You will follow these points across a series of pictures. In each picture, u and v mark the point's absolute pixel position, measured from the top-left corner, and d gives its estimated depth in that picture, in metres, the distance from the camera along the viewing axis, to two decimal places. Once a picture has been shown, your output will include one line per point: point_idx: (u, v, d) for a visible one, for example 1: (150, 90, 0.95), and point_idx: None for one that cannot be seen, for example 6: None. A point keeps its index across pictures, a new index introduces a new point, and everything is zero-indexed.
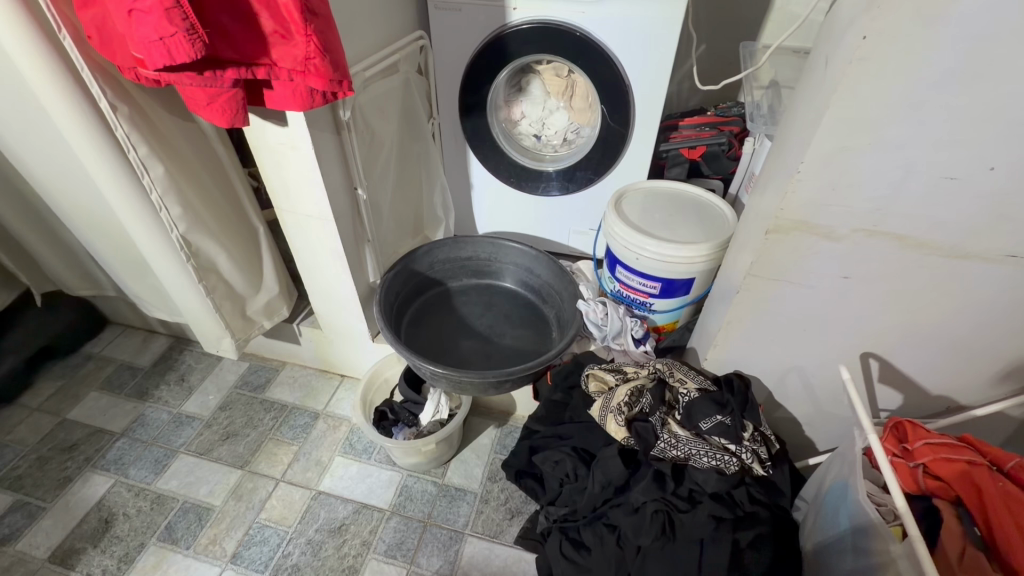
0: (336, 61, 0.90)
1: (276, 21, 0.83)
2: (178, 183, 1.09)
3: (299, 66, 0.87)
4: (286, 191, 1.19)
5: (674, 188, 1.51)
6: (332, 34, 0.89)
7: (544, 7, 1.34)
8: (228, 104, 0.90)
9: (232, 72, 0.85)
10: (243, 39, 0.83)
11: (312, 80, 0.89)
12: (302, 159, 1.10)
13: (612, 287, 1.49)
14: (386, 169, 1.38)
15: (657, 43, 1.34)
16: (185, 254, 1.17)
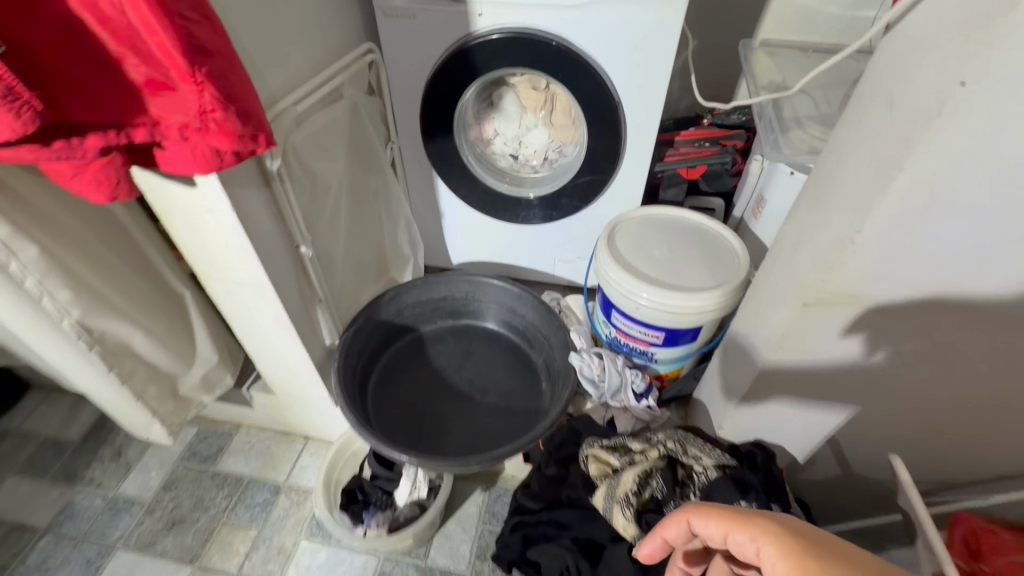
0: (246, 111, 0.68)
1: (152, 66, 0.60)
2: (61, 262, 0.86)
3: (193, 122, 0.65)
4: (209, 257, 0.96)
5: (674, 215, 1.31)
6: (236, 76, 0.67)
7: (514, 12, 1.11)
8: (103, 174, 0.68)
9: (97, 137, 0.62)
10: (107, 92, 0.61)
11: (214, 138, 0.67)
12: (222, 222, 0.88)
13: (608, 332, 1.31)
14: (336, 213, 1.15)
15: (650, 52, 1.13)
16: (86, 344, 0.94)
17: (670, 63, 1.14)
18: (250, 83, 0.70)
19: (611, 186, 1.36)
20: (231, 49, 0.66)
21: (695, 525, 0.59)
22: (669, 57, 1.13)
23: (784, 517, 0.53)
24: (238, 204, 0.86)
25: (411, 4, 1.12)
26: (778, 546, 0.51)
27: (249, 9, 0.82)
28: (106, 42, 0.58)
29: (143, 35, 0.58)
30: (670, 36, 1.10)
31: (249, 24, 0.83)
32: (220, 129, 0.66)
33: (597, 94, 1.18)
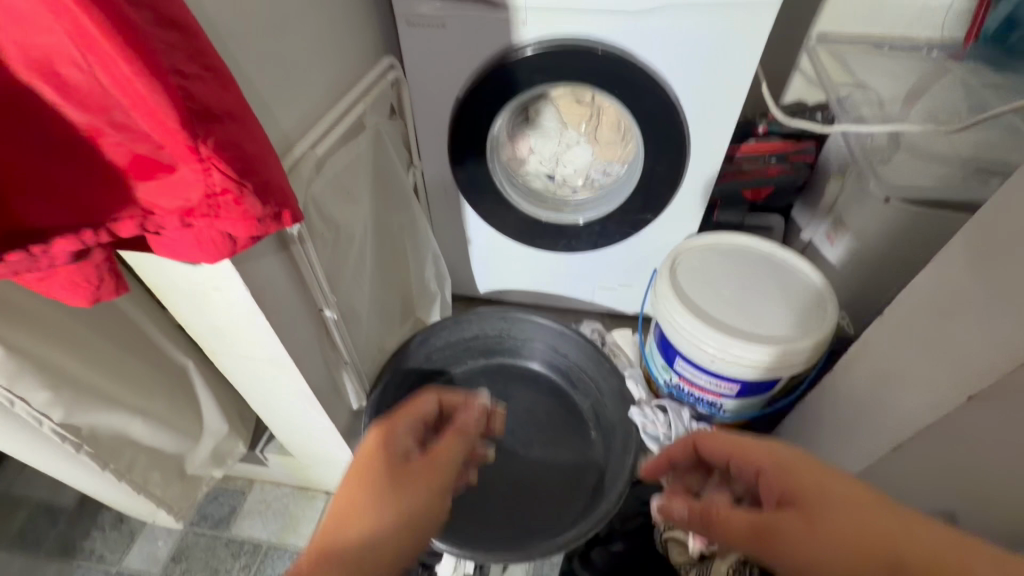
0: (265, 183, 0.51)
1: (138, 139, 0.43)
2: (36, 357, 0.69)
3: (200, 206, 0.48)
4: (217, 334, 0.80)
5: (740, 243, 1.17)
6: (251, 138, 0.50)
7: (567, 19, 0.93)
8: (80, 273, 0.51)
9: (68, 240, 0.45)
10: (79, 176, 0.44)
11: (227, 223, 0.50)
12: (232, 300, 0.71)
13: (668, 379, 1.16)
14: (361, 261, 0.99)
15: (725, 62, 0.96)
16: (75, 443, 0.78)
17: (751, 75, 0.98)
18: (267, 143, 0.52)
19: (667, 210, 1.20)
20: (243, 102, 0.49)
21: (699, 445, 0.70)
22: (751, 68, 0.97)
23: (785, 448, 0.61)
24: (252, 281, 0.69)
25: (440, 10, 0.94)
26: (778, 468, 0.60)
27: (256, 36, 0.65)
28: (70, 114, 0.41)
29: (120, 100, 0.41)
30: (754, 44, 0.94)
31: (258, 54, 0.65)
32: (235, 210, 0.50)
33: (662, 110, 1.01)
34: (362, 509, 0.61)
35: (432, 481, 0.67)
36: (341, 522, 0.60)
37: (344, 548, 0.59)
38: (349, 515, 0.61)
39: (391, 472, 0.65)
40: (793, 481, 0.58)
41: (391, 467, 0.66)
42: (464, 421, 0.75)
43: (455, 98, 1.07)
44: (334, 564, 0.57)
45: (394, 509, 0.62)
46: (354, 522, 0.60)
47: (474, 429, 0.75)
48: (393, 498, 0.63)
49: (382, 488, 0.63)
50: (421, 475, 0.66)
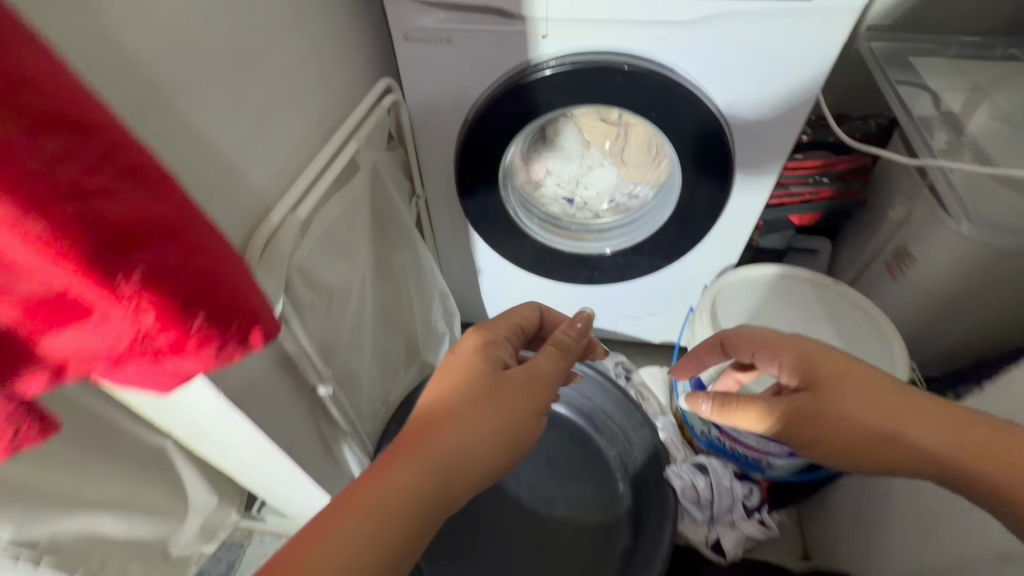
0: (226, 299, 0.39)
1: (33, 287, 0.30)
2: None
3: (138, 350, 0.36)
4: (192, 427, 0.68)
5: (788, 278, 1.04)
6: (200, 248, 0.36)
7: (597, 29, 0.78)
8: None
9: None
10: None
11: (180, 358, 0.38)
12: (202, 404, 0.58)
13: (706, 431, 1.04)
14: (359, 318, 0.85)
15: (784, 77, 0.81)
16: (33, 562, 0.65)
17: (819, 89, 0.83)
18: (224, 243, 0.39)
19: (705, 238, 1.06)
20: (184, 200, 0.36)
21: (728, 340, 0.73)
22: (819, 82, 0.82)
23: (825, 347, 0.61)
24: (225, 384, 0.56)
25: (445, 23, 0.79)
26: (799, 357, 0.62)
27: (213, 79, 0.50)
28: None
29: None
30: (822, 55, 0.79)
31: (217, 107, 0.51)
32: (186, 344, 0.37)
33: (710, 134, 0.85)
34: (454, 414, 0.63)
35: (527, 393, 0.68)
36: (433, 418, 0.63)
37: (432, 440, 0.60)
38: (437, 409, 0.64)
39: (480, 380, 0.67)
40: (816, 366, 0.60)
41: (483, 375, 0.68)
42: (562, 335, 0.77)
43: (464, 121, 0.91)
44: (416, 453, 0.59)
45: (483, 413, 0.64)
46: (448, 425, 0.62)
47: (574, 342, 0.77)
48: (485, 408, 0.64)
49: (473, 394, 0.65)
50: (516, 387, 0.68)
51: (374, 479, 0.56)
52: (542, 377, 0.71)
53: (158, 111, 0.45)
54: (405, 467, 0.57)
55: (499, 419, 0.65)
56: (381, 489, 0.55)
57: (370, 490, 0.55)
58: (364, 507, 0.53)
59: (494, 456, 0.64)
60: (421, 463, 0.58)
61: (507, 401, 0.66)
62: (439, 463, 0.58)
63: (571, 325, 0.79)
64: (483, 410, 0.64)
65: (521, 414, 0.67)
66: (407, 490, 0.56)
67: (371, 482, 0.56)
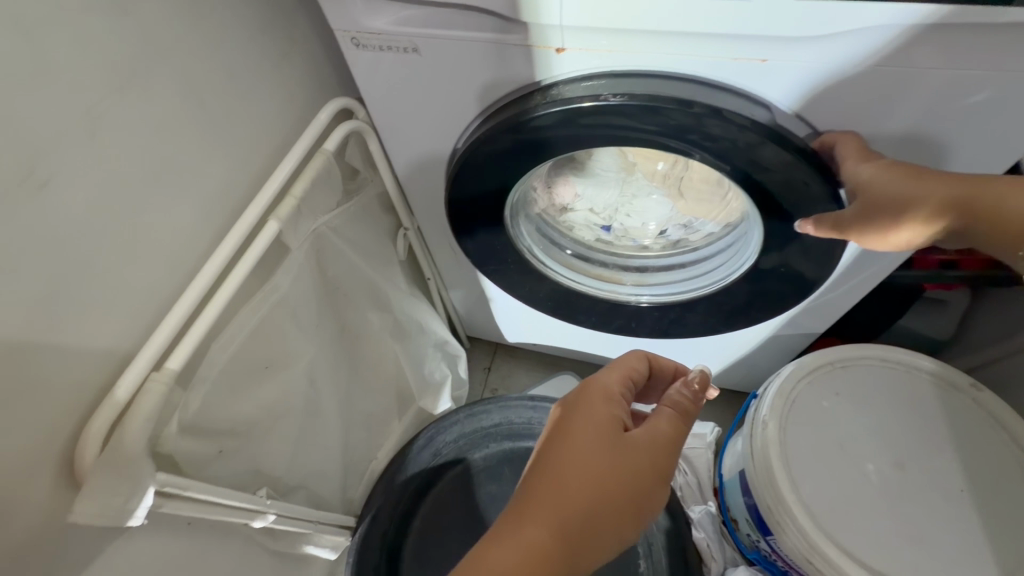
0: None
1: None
2: None
3: None
4: None
5: (907, 367, 0.75)
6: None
7: (646, 41, 0.47)
8: None
9: None
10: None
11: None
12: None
13: (752, 541, 0.83)
14: (311, 415, 0.68)
15: (951, 119, 0.49)
16: None
17: None
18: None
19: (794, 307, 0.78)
20: None
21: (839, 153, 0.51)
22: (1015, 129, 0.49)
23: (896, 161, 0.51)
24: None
25: (406, 25, 0.52)
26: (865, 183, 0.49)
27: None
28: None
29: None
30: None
31: None
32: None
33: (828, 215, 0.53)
34: (576, 453, 0.43)
35: (659, 460, 0.46)
36: (547, 484, 0.42)
37: (558, 494, 0.41)
38: (555, 473, 0.42)
39: (609, 434, 0.45)
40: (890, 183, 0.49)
41: (608, 427, 0.45)
42: (676, 394, 0.51)
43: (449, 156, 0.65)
44: (547, 514, 0.40)
45: (613, 466, 0.43)
46: (568, 466, 0.43)
47: (695, 406, 0.51)
48: (618, 465, 0.43)
49: (601, 444, 0.44)
50: (649, 453, 0.45)
51: (492, 541, 0.39)
52: (673, 444, 0.47)
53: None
54: (538, 531, 0.39)
55: (637, 470, 0.44)
56: (500, 561, 0.38)
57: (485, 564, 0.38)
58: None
59: (633, 526, 0.44)
60: (553, 527, 0.40)
61: (640, 466, 0.44)
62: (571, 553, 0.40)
63: (685, 384, 0.52)
64: (614, 468, 0.43)
65: (656, 482, 0.46)
66: (537, 567, 0.38)
67: (489, 547, 0.39)
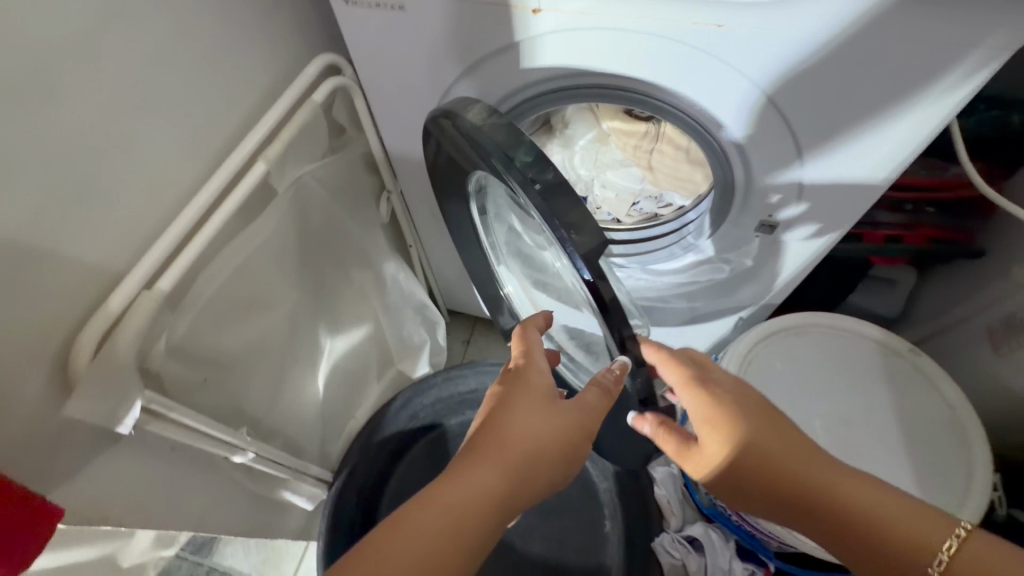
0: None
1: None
2: None
3: None
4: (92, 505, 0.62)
5: (854, 335, 0.81)
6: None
7: (614, 4, 0.53)
8: None
9: None
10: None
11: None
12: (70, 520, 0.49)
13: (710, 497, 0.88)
14: (292, 361, 0.70)
15: (883, 105, 0.57)
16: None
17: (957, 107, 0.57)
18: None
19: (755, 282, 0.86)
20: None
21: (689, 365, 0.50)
22: (931, 125, 0.59)
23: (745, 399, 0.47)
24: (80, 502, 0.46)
25: None
26: (740, 391, 0.48)
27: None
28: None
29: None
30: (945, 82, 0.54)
31: None
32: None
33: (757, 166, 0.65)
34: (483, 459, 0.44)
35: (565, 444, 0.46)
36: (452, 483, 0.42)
37: (511, 440, 0.45)
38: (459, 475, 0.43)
39: (518, 429, 0.45)
40: (742, 426, 0.45)
41: (517, 424, 0.46)
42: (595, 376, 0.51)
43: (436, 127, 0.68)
44: (502, 455, 0.44)
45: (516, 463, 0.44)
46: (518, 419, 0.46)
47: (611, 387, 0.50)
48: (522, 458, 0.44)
49: (510, 442, 0.45)
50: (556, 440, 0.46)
51: (452, 476, 0.42)
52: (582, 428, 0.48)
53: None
54: (494, 469, 0.43)
55: (578, 427, 0.48)
56: (459, 493, 0.41)
57: (445, 495, 0.41)
58: (449, 515, 0.40)
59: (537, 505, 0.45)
60: (508, 467, 0.44)
61: (547, 454, 0.45)
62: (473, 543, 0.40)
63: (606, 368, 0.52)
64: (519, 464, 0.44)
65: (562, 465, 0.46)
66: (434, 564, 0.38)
67: (450, 480, 0.42)
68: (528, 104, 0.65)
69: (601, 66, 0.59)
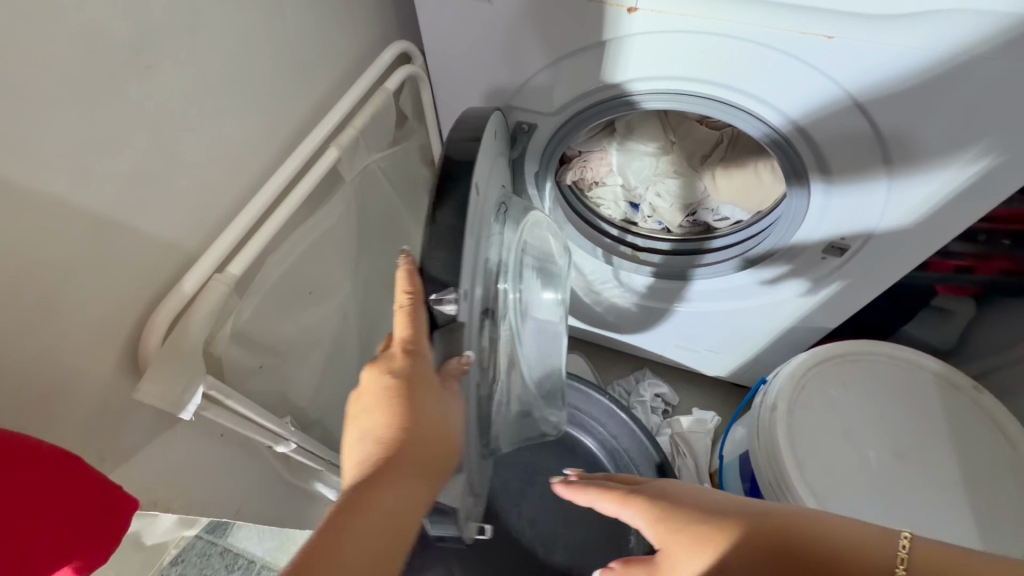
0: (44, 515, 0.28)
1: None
2: None
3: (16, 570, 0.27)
4: None
5: (913, 366, 0.78)
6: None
7: (716, 8, 0.51)
8: None
9: None
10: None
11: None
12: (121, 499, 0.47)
13: None
14: (338, 352, 0.69)
15: (981, 143, 0.55)
16: None
17: None
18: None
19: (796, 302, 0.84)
20: (43, 449, 0.29)
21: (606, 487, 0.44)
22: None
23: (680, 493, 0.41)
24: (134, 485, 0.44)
25: None
26: (671, 489, 0.42)
27: (47, 105, 0.32)
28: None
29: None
30: None
31: (48, 138, 0.32)
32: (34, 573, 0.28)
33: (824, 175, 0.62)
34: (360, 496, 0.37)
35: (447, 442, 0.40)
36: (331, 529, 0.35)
37: (405, 457, 0.38)
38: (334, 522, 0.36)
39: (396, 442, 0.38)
40: (688, 523, 0.39)
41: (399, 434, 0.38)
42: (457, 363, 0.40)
43: (512, 130, 0.70)
44: (393, 479, 0.37)
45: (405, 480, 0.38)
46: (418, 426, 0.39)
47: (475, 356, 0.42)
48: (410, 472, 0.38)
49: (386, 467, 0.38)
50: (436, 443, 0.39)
51: (345, 518, 0.36)
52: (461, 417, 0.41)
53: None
54: (388, 499, 0.37)
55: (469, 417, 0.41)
56: (374, 528, 0.36)
57: (355, 538, 0.35)
58: (367, 560, 0.35)
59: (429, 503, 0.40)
60: (403, 488, 0.38)
61: (426, 466, 0.39)
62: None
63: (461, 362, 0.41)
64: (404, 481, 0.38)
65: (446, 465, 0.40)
66: None
67: (346, 524, 0.36)
68: (604, 107, 0.65)
69: (686, 71, 0.57)
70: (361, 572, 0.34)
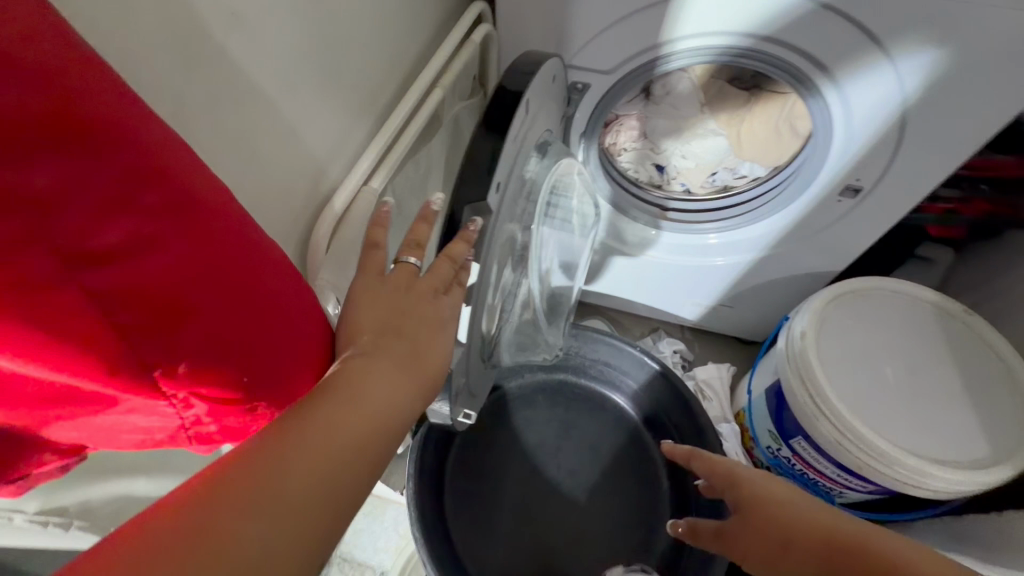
0: (262, 388, 0.32)
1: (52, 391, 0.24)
2: None
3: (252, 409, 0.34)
4: None
5: (912, 297, 0.89)
6: (276, 329, 0.32)
7: None
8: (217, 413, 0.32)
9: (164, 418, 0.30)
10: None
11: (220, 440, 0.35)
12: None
13: (771, 447, 0.96)
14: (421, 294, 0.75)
15: (972, 84, 0.67)
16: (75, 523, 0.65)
17: None
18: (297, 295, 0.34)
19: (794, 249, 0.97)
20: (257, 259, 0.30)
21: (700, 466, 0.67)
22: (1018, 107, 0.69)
23: (767, 493, 0.60)
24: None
25: None
26: (753, 496, 0.61)
27: (255, 11, 0.38)
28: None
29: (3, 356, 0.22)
30: None
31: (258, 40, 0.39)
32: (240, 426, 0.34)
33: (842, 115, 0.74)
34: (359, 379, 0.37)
35: (436, 364, 0.43)
36: (327, 399, 0.35)
37: (399, 356, 0.40)
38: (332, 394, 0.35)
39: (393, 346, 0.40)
40: (759, 518, 0.59)
41: (397, 339, 0.41)
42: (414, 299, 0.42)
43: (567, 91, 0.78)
44: (390, 375, 0.39)
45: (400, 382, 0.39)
46: (417, 337, 0.42)
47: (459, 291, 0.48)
48: (404, 374, 0.40)
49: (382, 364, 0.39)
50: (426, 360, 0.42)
51: (341, 393, 0.36)
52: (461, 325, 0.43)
53: (191, 56, 0.34)
54: (382, 391, 0.38)
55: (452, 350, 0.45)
56: (376, 408, 0.37)
57: (361, 409, 0.36)
58: (351, 440, 0.34)
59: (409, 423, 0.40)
60: (396, 385, 0.39)
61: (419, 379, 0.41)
62: (346, 467, 0.33)
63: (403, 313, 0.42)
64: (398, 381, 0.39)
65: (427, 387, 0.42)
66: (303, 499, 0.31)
67: (341, 398, 0.35)
68: (656, 61, 0.75)
69: (735, 25, 0.68)
70: (347, 446, 0.34)
